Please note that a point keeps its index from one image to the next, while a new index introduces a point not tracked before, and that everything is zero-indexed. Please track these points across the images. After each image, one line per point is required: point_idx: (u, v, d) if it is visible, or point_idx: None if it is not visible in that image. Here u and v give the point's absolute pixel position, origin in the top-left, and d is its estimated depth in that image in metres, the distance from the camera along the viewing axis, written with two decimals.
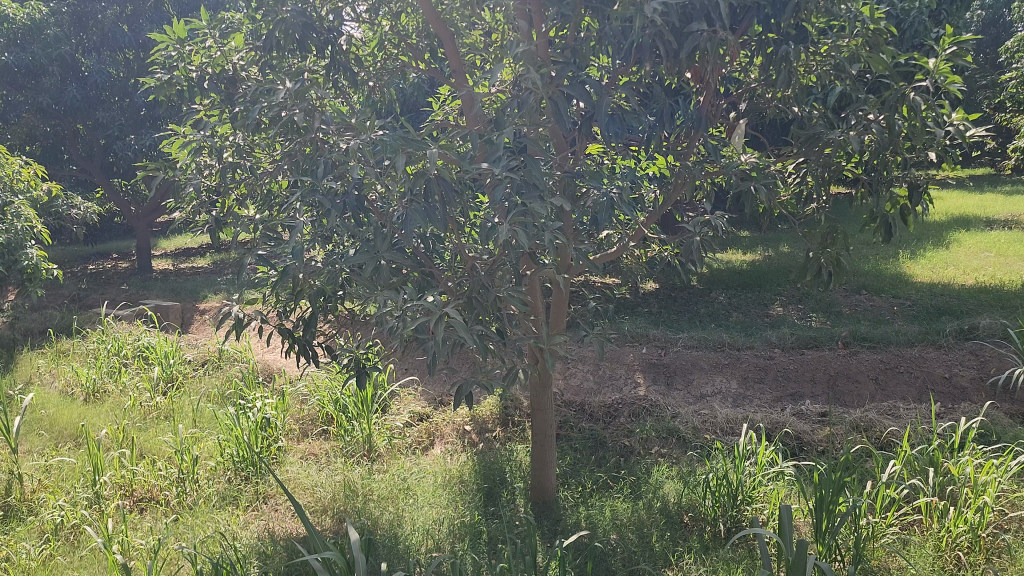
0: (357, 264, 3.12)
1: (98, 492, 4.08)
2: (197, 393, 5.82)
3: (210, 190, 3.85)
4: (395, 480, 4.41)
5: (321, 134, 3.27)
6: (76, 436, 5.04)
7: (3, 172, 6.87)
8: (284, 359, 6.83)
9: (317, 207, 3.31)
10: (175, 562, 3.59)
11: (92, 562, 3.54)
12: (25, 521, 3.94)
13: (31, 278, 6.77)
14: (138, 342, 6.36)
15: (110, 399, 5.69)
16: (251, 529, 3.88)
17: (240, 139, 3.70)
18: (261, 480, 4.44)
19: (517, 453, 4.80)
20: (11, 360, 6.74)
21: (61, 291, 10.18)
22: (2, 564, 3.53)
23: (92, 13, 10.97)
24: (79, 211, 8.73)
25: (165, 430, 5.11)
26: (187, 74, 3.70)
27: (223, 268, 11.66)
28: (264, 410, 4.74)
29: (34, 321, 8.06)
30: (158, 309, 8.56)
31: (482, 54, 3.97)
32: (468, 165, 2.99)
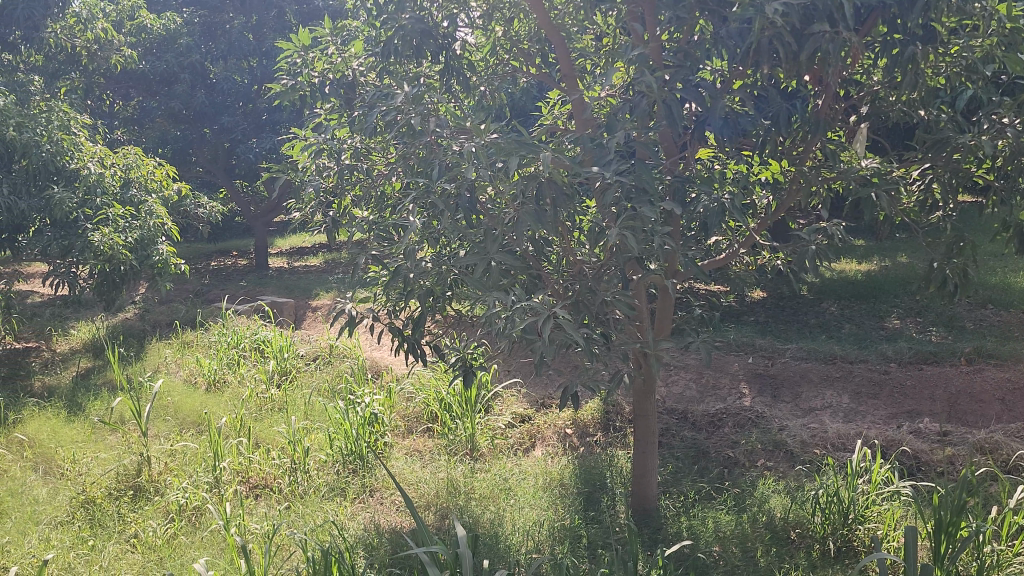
0: (468, 265, 3.19)
1: (217, 478, 4.29)
2: (309, 386, 6.04)
3: (328, 191, 3.99)
4: (497, 479, 4.46)
5: (435, 138, 3.37)
6: (198, 424, 5.33)
7: (139, 174, 7.52)
8: (392, 356, 7.01)
9: (429, 209, 3.40)
10: (287, 548, 3.74)
11: (212, 543, 3.72)
12: (152, 501, 4.19)
13: (161, 273, 7.17)
14: (255, 336, 6.66)
15: (229, 389, 5.99)
16: (358, 520, 4.01)
17: (357, 142, 3.85)
18: (368, 473, 4.58)
19: (618, 459, 4.76)
20: (141, 350, 7.16)
21: (186, 286, 10.75)
22: (131, 540, 3.77)
23: (221, 24, 11.78)
24: (205, 210, 9.19)
25: (278, 421, 5.33)
26: (310, 80, 3.89)
27: (335, 268, 12.04)
28: (372, 405, 4.88)
29: (162, 313, 8.56)
30: (274, 305, 8.93)
31: (593, 58, 3.94)
32: (579, 168, 3.00)
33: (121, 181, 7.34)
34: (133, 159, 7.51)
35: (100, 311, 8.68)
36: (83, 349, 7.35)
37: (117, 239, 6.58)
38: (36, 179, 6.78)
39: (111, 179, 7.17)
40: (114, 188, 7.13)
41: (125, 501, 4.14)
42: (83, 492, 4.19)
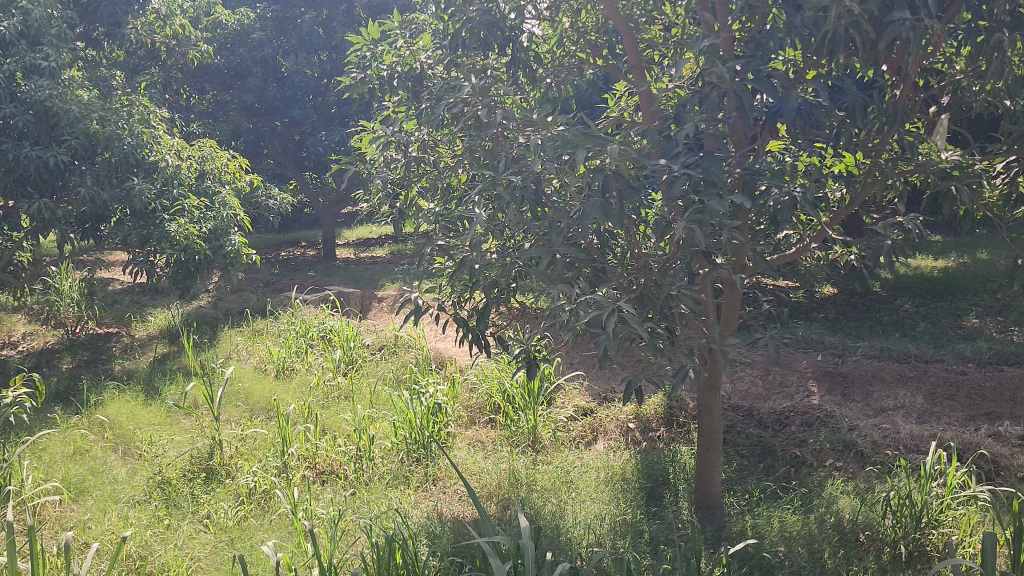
0: (533, 257, 3.20)
1: (286, 462, 4.40)
2: (375, 375, 6.14)
3: (395, 183, 4.04)
4: (558, 472, 4.45)
5: (501, 130, 3.43)
6: (268, 410, 5.48)
7: (213, 165, 7.76)
8: (456, 348, 7.07)
9: (495, 202, 3.42)
10: (352, 533, 3.81)
11: (279, 527, 3.82)
12: (223, 483, 4.32)
13: (233, 263, 7.37)
14: (323, 326, 6.79)
15: (297, 376, 6.13)
16: (421, 508, 4.06)
17: (424, 135, 3.90)
18: (432, 462, 4.64)
19: (681, 455, 4.72)
20: (214, 336, 7.38)
21: (258, 275, 11.03)
22: (204, 520, 3.89)
23: (293, 19, 11.97)
24: (275, 201, 9.38)
25: (345, 409, 5.43)
26: (378, 73, 3.95)
27: (401, 259, 12.19)
28: (436, 395, 4.93)
29: (234, 301, 8.80)
30: (341, 294, 9.09)
31: (661, 49, 3.89)
32: (646, 161, 2.97)
33: (197, 173, 7.58)
34: (208, 151, 7.75)
35: (176, 298, 8.97)
36: (160, 335, 7.61)
37: (192, 229, 6.81)
38: (117, 172, 7.02)
39: (187, 170, 7.39)
40: (190, 179, 7.38)
41: (198, 483, 4.28)
42: (160, 472, 4.35)
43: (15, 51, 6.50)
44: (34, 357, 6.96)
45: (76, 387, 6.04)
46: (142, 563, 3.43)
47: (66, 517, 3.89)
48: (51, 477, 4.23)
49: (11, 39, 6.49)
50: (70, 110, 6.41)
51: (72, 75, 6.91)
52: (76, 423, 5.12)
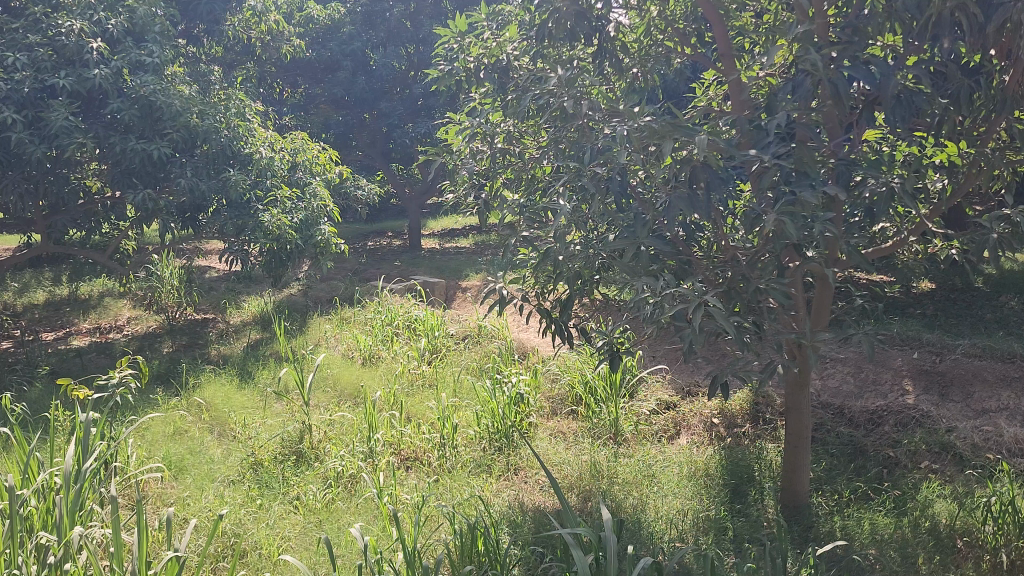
0: (618, 250, 3.18)
1: (372, 448, 4.51)
2: (458, 364, 6.22)
3: (480, 174, 4.08)
4: (640, 465, 4.41)
5: (588, 120, 3.41)
6: (354, 396, 5.62)
7: (304, 157, 7.97)
8: (538, 338, 7.09)
9: (580, 193, 3.41)
10: (435, 519, 3.87)
11: (366, 510, 3.92)
12: (312, 466, 4.45)
13: (323, 252, 7.56)
14: (408, 315, 6.92)
15: (383, 364, 6.26)
16: (502, 497, 4.10)
17: (510, 126, 3.94)
18: (513, 452, 4.67)
19: (767, 453, 4.61)
20: (304, 324, 7.60)
21: (346, 264, 11.29)
22: (294, 502, 4.03)
23: (381, 12, 11.93)
24: (363, 192, 9.58)
25: (429, 397, 5.52)
26: (465, 65, 4.00)
27: (484, 250, 12.28)
28: (518, 385, 4.97)
29: (323, 290, 9.04)
30: (426, 284, 9.23)
31: (752, 37, 3.80)
32: (736, 152, 2.91)
33: (289, 164, 7.80)
34: (300, 143, 7.96)
35: (269, 286, 9.27)
36: (253, 321, 7.89)
37: (284, 219, 7.04)
38: (215, 163, 7.30)
39: (280, 162, 7.63)
40: (283, 170, 7.63)
41: (288, 465, 4.43)
42: (253, 454, 4.51)
43: (122, 48, 6.81)
44: (137, 341, 7.31)
45: (176, 370, 6.32)
46: (237, 541, 3.57)
47: (167, 493, 4.08)
48: (153, 455, 4.44)
49: (118, 37, 6.80)
50: (172, 104, 6.69)
51: (174, 70, 7.21)
52: (176, 405, 5.36)
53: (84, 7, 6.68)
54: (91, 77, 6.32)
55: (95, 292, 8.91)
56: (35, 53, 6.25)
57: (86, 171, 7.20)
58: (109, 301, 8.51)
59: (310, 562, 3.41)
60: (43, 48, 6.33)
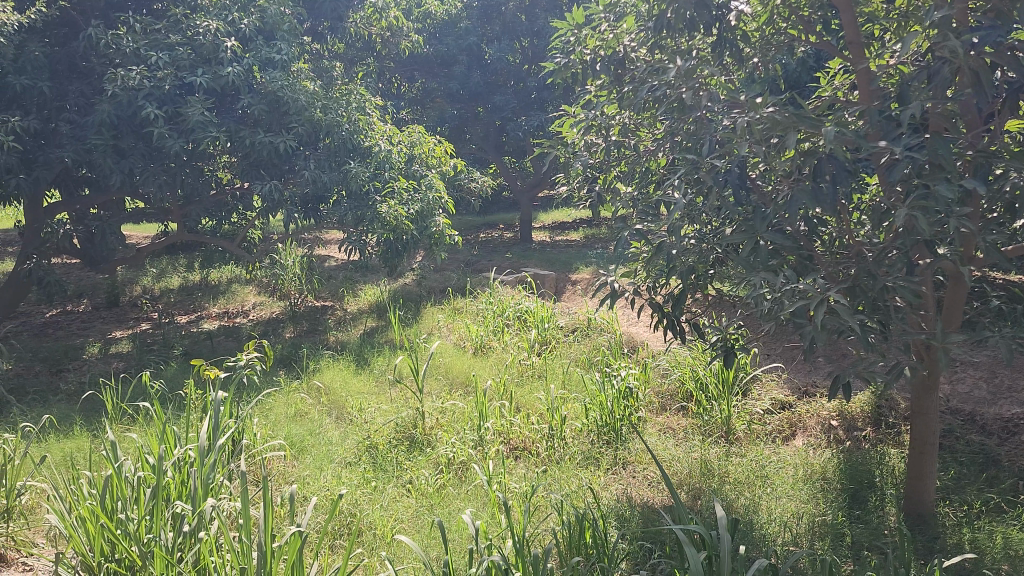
0: (736, 244, 3.12)
1: (482, 436, 4.58)
2: (567, 357, 6.23)
3: (594, 167, 4.11)
4: (753, 465, 4.31)
5: (707, 112, 3.35)
6: (466, 385, 5.73)
7: (421, 150, 8.14)
8: (649, 333, 7.02)
9: (696, 186, 3.36)
10: (544, 509, 3.91)
11: (476, 497, 4.00)
12: (425, 452, 4.57)
13: (437, 243, 7.71)
14: (519, 306, 6.98)
15: (493, 354, 6.35)
16: (611, 491, 4.09)
17: (626, 118, 3.93)
18: (621, 446, 4.65)
19: (889, 458, 4.41)
20: (418, 313, 7.78)
21: (458, 255, 11.48)
22: (406, 485, 4.15)
23: (496, 6, 12.10)
24: (477, 184, 9.70)
25: (538, 388, 5.57)
26: (582, 58, 4.03)
27: (595, 243, 12.22)
28: (627, 379, 4.94)
29: (436, 280, 9.24)
30: (537, 276, 9.27)
31: (882, 24, 3.62)
32: (864, 144, 2.80)
33: (406, 157, 7.97)
34: (417, 136, 8.13)
35: (385, 276, 9.53)
36: (369, 309, 8.14)
37: (401, 211, 7.26)
38: (337, 156, 7.57)
39: (398, 155, 7.83)
40: (400, 163, 7.82)
41: (401, 449, 4.56)
42: (369, 437, 4.68)
43: (253, 45, 7.15)
44: (263, 325, 7.67)
45: (298, 354, 6.60)
46: (353, 521, 3.70)
47: (288, 472, 4.27)
48: (276, 434, 4.67)
49: (250, 35, 7.15)
50: (298, 99, 6.99)
51: (300, 67, 7.51)
52: (297, 387, 5.60)
53: (220, 8, 7.06)
54: (224, 74, 6.67)
55: (224, 278, 9.41)
56: (176, 52, 6.62)
57: (219, 164, 7.60)
58: (237, 287, 8.96)
59: (423, 544, 3.51)
60: (183, 47, 6.73)
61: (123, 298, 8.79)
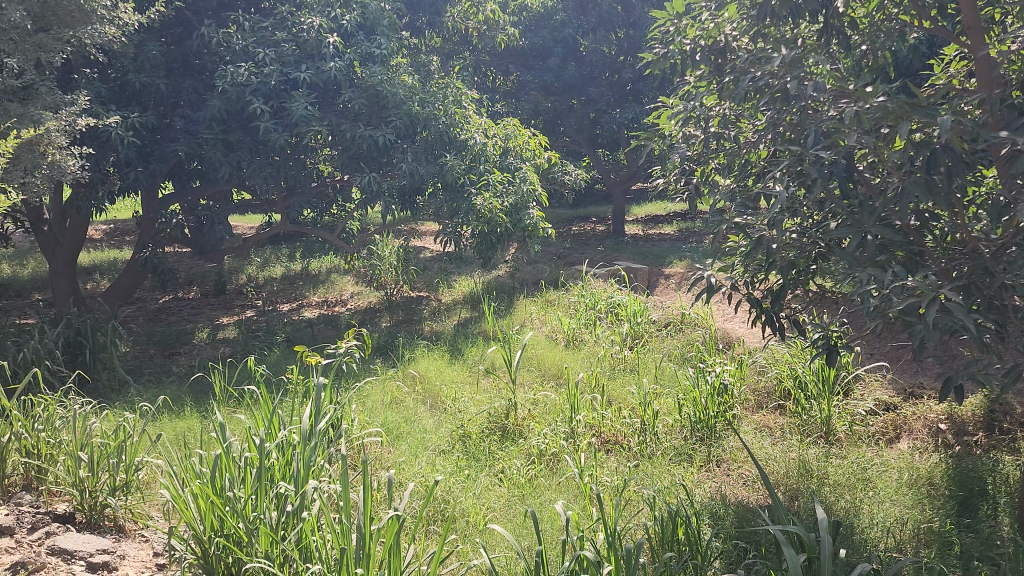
0: (842, 239, 3.02)
1: (573, 429, 4.59)
2: (661, 351, 6.17)
3: (691, 160, 4.04)
4: (854, 467, 4.18)
5: (812, 103, 3.25)
6: (558, 377, 5.75)
7: (516, 143, 8.17)
8: (745, 329, 6.88)
9: (800, 179, 3.27)
10: (636, 505, 3.89)
11: (567, 489, 4.01)
12: (517, 443, 4.61)
13: (530, 236, 7.74)
14: (611, 300, 6.95)
15: (585, 347, 6.35)
16: (704, 488, 4.03)
17: (727, 109, 3.84)
18: (716, 444, 4.58)
19: (1003, 465, 4.19)
20: (510, 304, 7.84)
21: (551, 248, 11.49)
22: (499, 475, 4.20)
23: None
24: (571, 176, 9.67)
25: (631, 382, 5.54)
26: (681, 47, 3.98)
27: (689, 237, 12.03)
28: (722, 375, 4.85)
29: (529, 273, 9.27)
30: (629, 270, 9.19)
31: (1005, 7, 3.43)
32: (982, 135, 2.66)
33: (500, 150, 8.02)
34: (512, 129, 8.15)
35: (478, 268, 9.63)
36: (463, 300, 8.26)
37: (495, 203, 7.32)
38: (433, 149, 7.68)
39: (493, 148, 7.88)
40: (495, 156, 7.87)
41: (494, 439, 4.61)
42: (463, 426, 4.75)
43: (354, 41, 7.33)
44: (360, 314, 7.88)
45: (394, 343, 6.75)
46: (447, 507, 3.77)
47: (384, 457, 4.38)
48: (374, 420, 4.80)
49: (351, 31, 7.32)
50: (397, 93, 7.14)
51: (399, 61, 7.66)
52: (393, 375, 5.74)
53: (323, 5, 7.27)
54: (327, 69, 6.88)
55: (324, 268, 9.71)
56: (281, 48, 6.89)
57: (320, 157, 7.84)
58: (336, 276, 9.23)
59: (515, 533, 3.55)
60: (288, 44, 6.98)
61: (230, 286, 9.18)
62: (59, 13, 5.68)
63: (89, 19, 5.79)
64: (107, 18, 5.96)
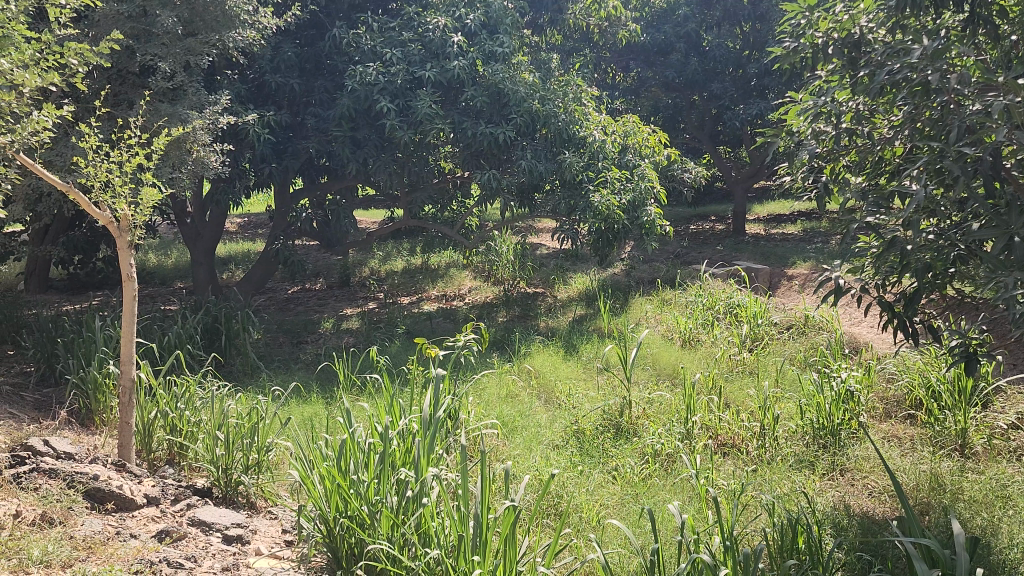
0: (986, 240, 2.84)
1: (689, 430, 4.53)
2: (782, 354, 5.99)
3: (820, 157, 3.88)
4: (992, 484, 3.93)
5: (956, 96, 3.07)
6: (674, 377, 5.70)
7: (635, 140, 8.09)
8: (873, 334, 6.59)
9: (941, 178, 3.10)
10: (754, 510, 3.80)
11: (682, 490, 3.96)
12: (631, 441, 4.58)
13: (648, 233, 7.66)
14: (731, 300, 6.80)
15: (703, 348, 6.25)
16: (827, 496, 3.89)
17: (861, 105, 3.65)
18: (839, 451, 4.41)
19: None
20: (626, 302, 7.80)
21: (668, 246, 11.34)
22: (612, 472, 4.19)
23: None
24: (691, 173, 9.51)
25: (750, 384, 5.41)
26: (813, 41, 3.80)
27: (814, 237, 11.61)
28: (848, 382, 4.67)
29: (646, 271, 9.19)
30: (750, 270, 8.96)
31: None
32: None
33: (619, 148, 7.96)
34: (632, 126, 8.09)
35: (594, 265, 9.61)
36: (578, 297, 8.27)
37: (613, 201, 7.29)
38: (552, 146, 7.70)
39: (612, 145, 7.84)
40: (614, 153, 7.83)
41: (608, 437, 4.60)
42: (577, 422, 4.78)
43: (477, 40, 7.46)
44: (477, 309, 8.02)
45: (511, 337, 6.83)
46: (561, 502, 3.80)
47: (500, 450, 4.44)
48: (490, 413, 4.89)
49: (475, 30, 7.46)
50: (518, 90, 7.23)
51: (521, 59, 7.73)
52: (509, 369, 5.82)
53: (449, 5, 7.44)
54: (450, 68, 7.03)
55: (443, 263, 9.93)
56: (407, 48, 7.09)
57: (442, 154, 8.02)
58: (454, 271, 9.42)
59: (629, 532, 3.54)
60: (415, 44, 7.19)
61: (354, 279, 9.52)
62: (206, 18, 5.96)
63: (232, 24, 6.12)
64: (248, 22, 6.30)
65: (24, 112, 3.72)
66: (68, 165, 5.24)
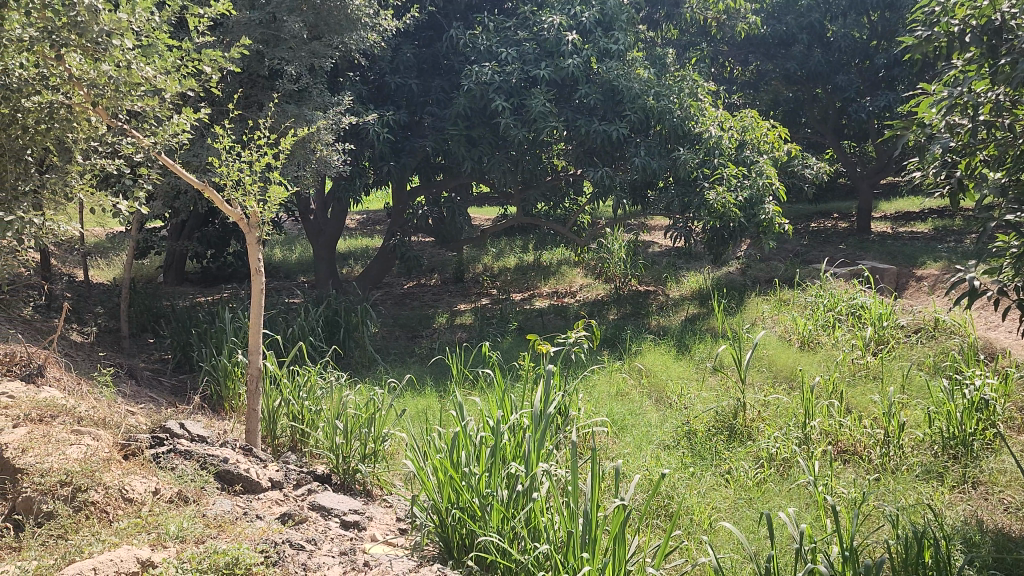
0: None
1: (807, 435, 4.39)
2: (909, 359, 5.71)
3: (954, 151, 3.69)
4: None
5: None
6: (791, 379, 5.53)
7: (753, 135, 7.76)
8: (1010, 340, 6.19)
9: None
10: (876, 521, 3.64)
11: (799, 497, 3.84)
12: (745, 445, 4.47)
13: (766, 231, 7.41)
14: (854, 301, 6.52)
15: (823, 350, 6.04)
16: (957, 510, 3.68)
17: (1001, 95, 3.45)
18: (971, 463, 4.16)
19: None
20: (741, 302, 7.61)
21: (787, 245, 10.98)
22: (724, 475, 4.10)
23: None
24: (812, 169, 9.18)
25: (874, 390, 5.18)
26: (948, 28, 3.59)
27: (947, 236, 10.99)
28: (983, 389, 4.40)
29: (763, 270, 8.94)
30: (875, 270, 8.57)
31: None
32: None
33: (737, 143, 7.74)
34: (750, 121, 7.75)
35: (709, 264, 9.43)
36: (691, 296, 8.12)
37: (729, 198, 7.09)
38: (666, 142, 7.60)
39: (729, 141, 7.65)
40: (731, 149, 7.54)
41: (721, 439, 4.50)
42: (688, 423, 4.70)
43: (593, 37, 7.45)
44: (589, 306, 8.01)
45: (621, 336, 6.79)
46: (671, 504, 3.76)
47: (610, 448, 4.42)
48: (600, 410, 4.88)
49: (590, 27, 7.43)
50: (632, 87, 7.18)
51: (636, 54, 7.66)
52: (620, 367, 5.79)
53: (564, 3, 7.45)
54: (566, 66, 7.06)
55: (555, 260, 9.97)
56: (523, 47, 7.16)
57: (555, 152, 8.05)
58: (566, 268, 9.43)
59: (742, 537, 3.46)
60: (529, 43, 7.25)
61: (468, 275, 9.68)
62: (331, 21, 6.23)
63: (354, 27, 6.39)
64: (369, 25, 6.55)
65: (166, 115, 3.97)
66: (204, 165, 5.58)
